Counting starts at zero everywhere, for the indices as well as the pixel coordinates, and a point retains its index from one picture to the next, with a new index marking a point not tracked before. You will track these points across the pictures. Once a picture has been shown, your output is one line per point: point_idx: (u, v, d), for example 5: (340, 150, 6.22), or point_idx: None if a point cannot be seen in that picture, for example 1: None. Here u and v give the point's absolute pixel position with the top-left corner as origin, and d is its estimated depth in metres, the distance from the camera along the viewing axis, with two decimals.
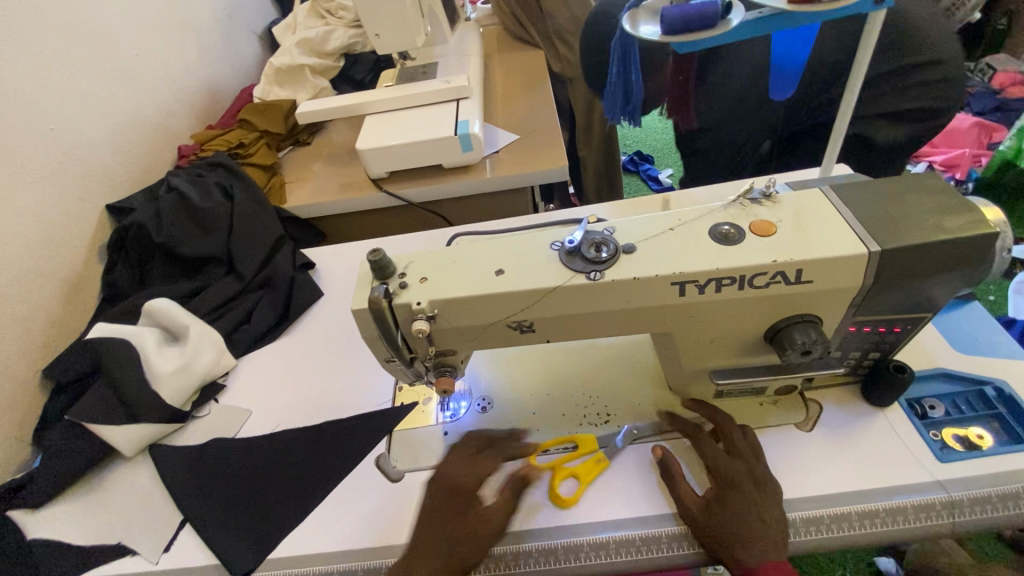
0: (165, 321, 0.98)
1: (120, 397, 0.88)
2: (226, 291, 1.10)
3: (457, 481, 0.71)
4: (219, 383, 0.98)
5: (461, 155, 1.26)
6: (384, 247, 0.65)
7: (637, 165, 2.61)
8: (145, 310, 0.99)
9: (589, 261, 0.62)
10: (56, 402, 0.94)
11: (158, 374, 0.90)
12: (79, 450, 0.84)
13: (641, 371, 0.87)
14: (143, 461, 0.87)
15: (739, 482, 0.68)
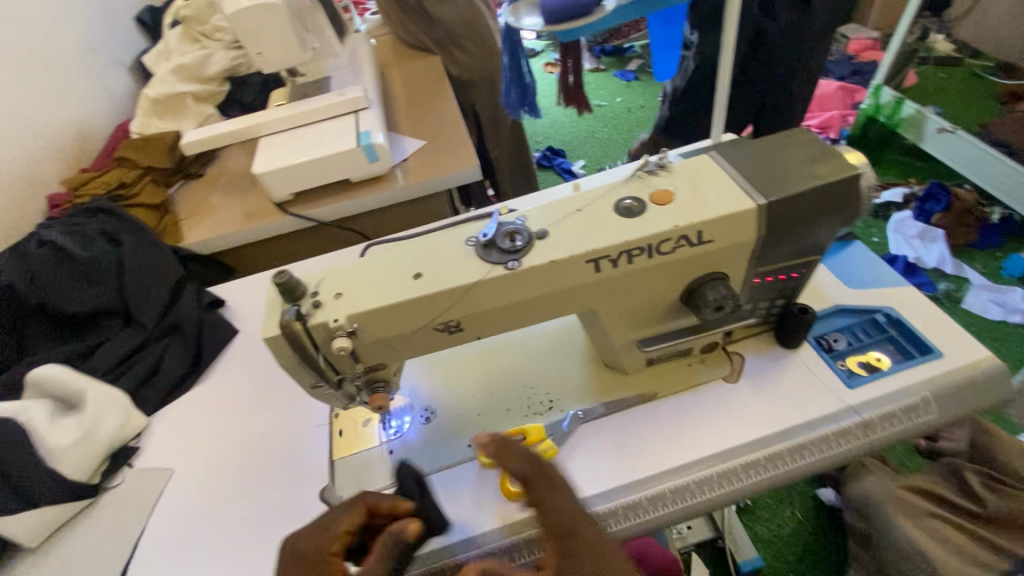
0: (55, 389, 0.88)
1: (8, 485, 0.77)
2: (128, 344, 1.00)
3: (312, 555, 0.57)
4: (131, 446, 0.89)
5: (368, 167, 1.22)
6: (290, 267, 0.62)
7: (550, 159, 2.66)
8: (29, 381, 0.88)
9: (505, 251, 0.63)
10: None
11: (53, 449, 0.80)
12: None
13: (576, 353, 0.88)
14: (52, 548, 0.78)
15: (575, 527, 0.57)
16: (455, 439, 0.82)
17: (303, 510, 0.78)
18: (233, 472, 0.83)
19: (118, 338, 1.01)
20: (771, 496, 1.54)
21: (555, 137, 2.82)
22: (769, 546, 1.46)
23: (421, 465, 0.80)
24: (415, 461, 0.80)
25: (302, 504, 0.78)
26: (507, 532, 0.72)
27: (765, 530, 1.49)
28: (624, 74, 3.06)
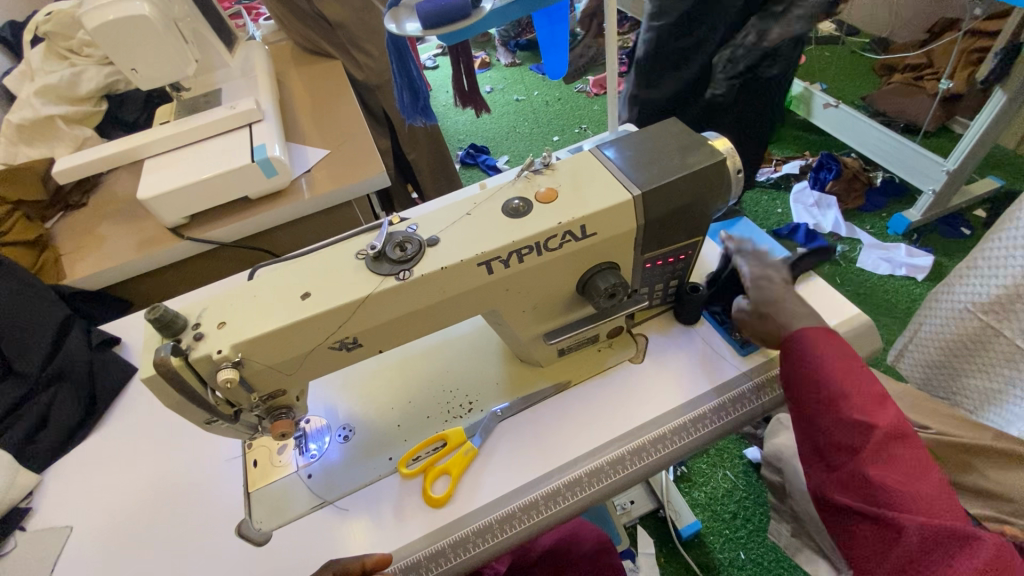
0: None
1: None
2: (10, 398, 0.91)
3: None
4: (22, 507, 0.80)
5: (267, 182, 1.18)
6: (165, 301, 0.58)
7: (474, 157, 2.66)
8: None
9: (395, 262, 0.62)
10: None
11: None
12: None
13: (491, 351, 0.89)
14: None
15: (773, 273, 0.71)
16: (376, 453, 0.81)
17: (220, 550, 0.74)
18: (142, 519, 0.78)
19: None
20: (705, 462, 1.63)
21: (477, 134, 2.83)
22: (706, 509, 1.55)
23: (343, 485, 0.78)
24: (336, 481, 0.79)
25: (218, 545, 0.75)
26: (431, 539, 0.72)
27: (701, 494, 1.58)
28: (539, 67, 3.09)
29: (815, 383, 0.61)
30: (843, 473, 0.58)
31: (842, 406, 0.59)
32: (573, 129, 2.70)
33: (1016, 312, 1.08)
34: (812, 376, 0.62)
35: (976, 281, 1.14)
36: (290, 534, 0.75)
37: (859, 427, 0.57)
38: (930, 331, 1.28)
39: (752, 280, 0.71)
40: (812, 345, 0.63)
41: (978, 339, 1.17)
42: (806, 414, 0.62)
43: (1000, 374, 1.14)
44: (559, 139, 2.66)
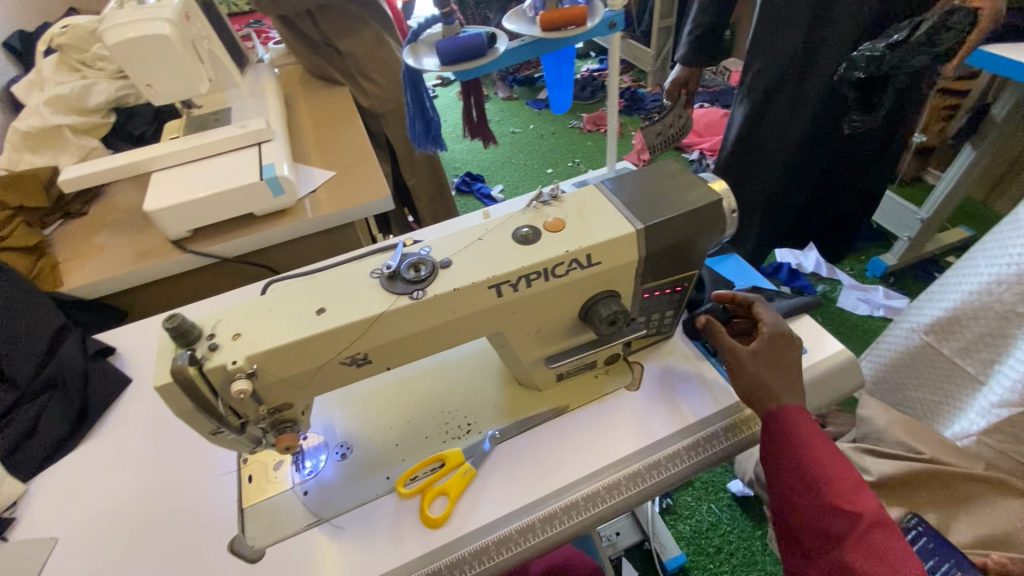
0: None
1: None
2: None
3: None
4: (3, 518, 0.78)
5: (273, 200, 1.20)
6: (182, 310, 0.60)
7: (469, 185, 2.72)
8: None
9: (409, 282, 0.64)
10: None
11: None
12: None
13: (490, 375, 0.91)
14: None
15: (790, 336, 0.75)
16: (374, 472, 0.81)
17: (209, 569, 0.73)
18: (130, 534, 0.77)
19: None
20: (690, 495, 1.64)
21: (473, 163, 2.90)
22: (691, 542, 1.55)
23: (339, 503, 0.78)
24: (331, 499, 0.79)
25: (208, 563, 0.74)
26: (428, 560, 0.72)
27: (686, 527, 1.58)
28: (534, 102, 3.19)
29: (799, 468, 0.67)
30: (829, 559, 0.64)
31: (825, 496, 0.65)
32: (566, 163, 2.79)
33: (963, 331, 1.13)
34: (795, 462, 0.67)
35: (926, 308, 1.22)
36: (284, 552, 0.74)
37: (842, 516, 0.63)
38: (880, 353, 1.33)
39: (773, 330, 0.74)
40: (790, 427, 0.68)
41: (920, 356, 1.22)
42: (790, 499, 0.67)
43: (946, 389, 1.17)
44: (553, 173, 2.74)
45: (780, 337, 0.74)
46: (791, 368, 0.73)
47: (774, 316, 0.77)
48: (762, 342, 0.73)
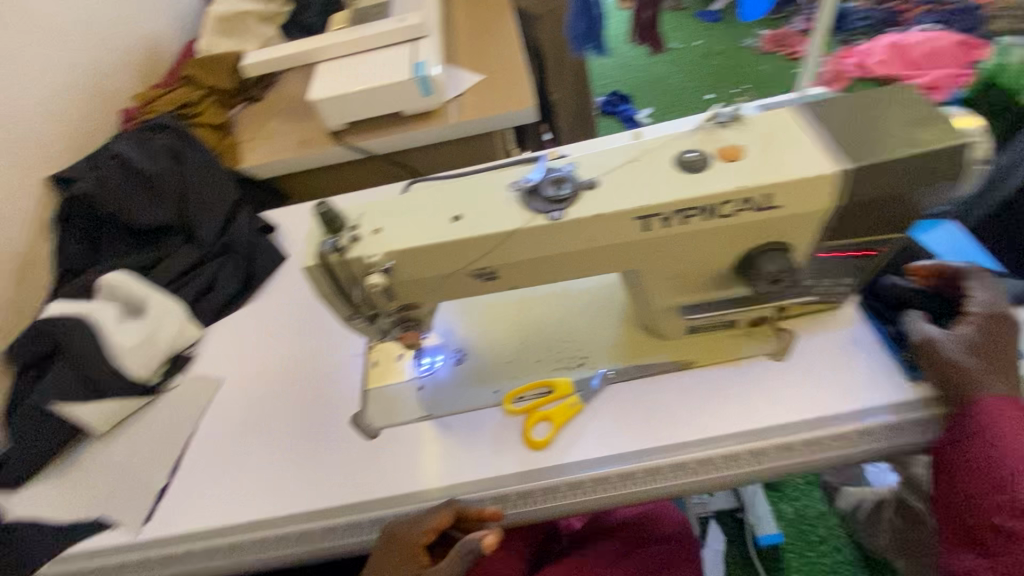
0: (125, 296, 0.94)
1: (82, 379, 0.84)
2: (187, 260, 1.05)
3: (393, 555, 0.66)
4: (186, 354, 0.94)
5: (421, 100, 1.19)
6: (331, 199, 0.62)
7: (614, 106, 2.50)
8: (103, 285, 0.95)
9: (549, 200, 0.59)
10: (28, 382, 0.92)
11: (121, 348, 0.86)
12: (48, 430, 0.82)
13: (613, 312, 0.85)
14: (117, 436, 0.85)
15: (1008, 315, 0.65)
16: (485, 383, 0.82)
17: (332, 435, 0.81)
18: (275, 391, 0.87)
19: (179, 253, 1.05)
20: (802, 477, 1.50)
21: (621, 81, 2.64)
22: (792, 525, 1.44)
23: (449, 404, 0.81)
24: (442, 399, 0.82)
25: (331, 431, 0.81)
26: (522, 479, 0.72)
27: (789, 509, 1.46)
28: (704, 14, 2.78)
29: (989, 463, 0.58)
30: (1009, 558, 0.55)
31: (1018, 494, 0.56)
32: (729, 90, 2.44)
33: None
34: (992, 456, 0.58)
35: None
36: (395, 436, 0.79)
37: None
38: None
39: (986, 310, 0.66)
40: (989, 420, 0.60)
41: None
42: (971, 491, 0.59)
43: None
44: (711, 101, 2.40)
45: (997, 318, 0.65)
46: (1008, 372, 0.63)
47: (990, 292, 0.67)
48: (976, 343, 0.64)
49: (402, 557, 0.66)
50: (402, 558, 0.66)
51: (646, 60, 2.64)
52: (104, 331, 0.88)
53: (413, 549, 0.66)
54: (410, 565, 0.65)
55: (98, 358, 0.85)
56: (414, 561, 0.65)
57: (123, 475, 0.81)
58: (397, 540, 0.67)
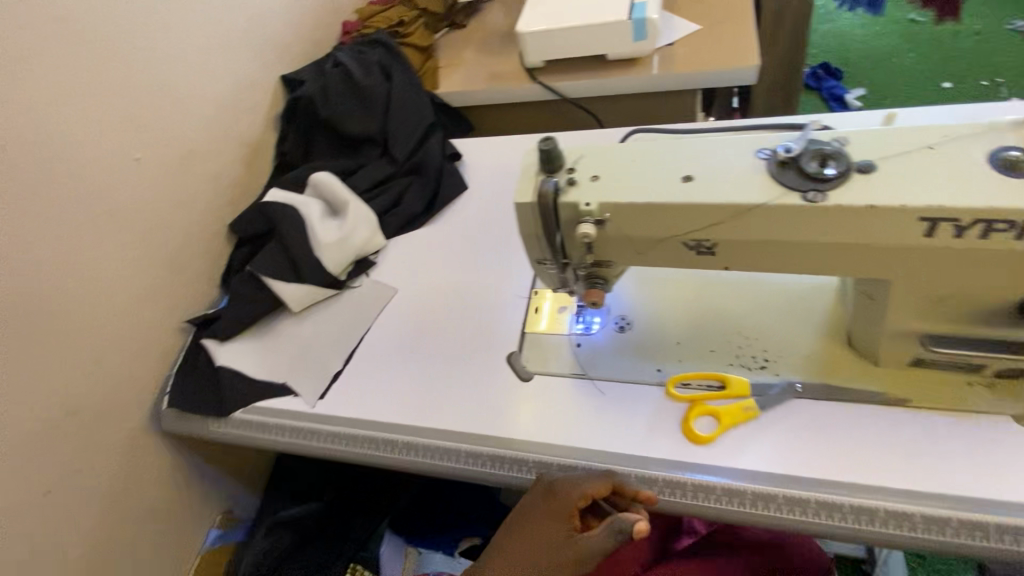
0: (327, 195, 1.03)
1: (290, 263, 0.96)
2: (378, 172, 1.10)
3: (547, 505, 0.67)
4: (369, 259, 1.02)
5: (630, 45, 1.13)
6: (556, 136, 0.59)
7: (819, 80, 2.10)
8: (311, 182, 1.04)
9: (807, 176, 0.51)
10: (240, 253, 1.05)
11: (321, 242, 0.96)
12: (256, 298, 0.94)
13: (812, 318, 0.75)
14: (304, 318, 0.95)
15: None
16: (647, 359, 0.77)
17: (487, 368, 0.82)
18: (441, 313, 0.91)
19: (373, 165, 1.11)
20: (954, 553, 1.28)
21: (834, 50, 2.22)
22: None
23: (606, 369, 0.78)
24: (600, 363, 0.79)
25: (487, 364, 0.83)
26: (674, 467, 0.68)
27: None
28: None
29: None
30: None
31: None
32: (976, 80, 1.98)
33: None
34: None
35: None
36: (547, 386, 0.79)
37: None
38: None
39: None
40: None
41: None
42: None
43: None
44: (949, 89, 1.97)
45: None
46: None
47: None
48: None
49: (553, 513, 0.66)
50: (554, 513, 0.66)
51: (870, 32, 2.22)
52: (312, 224, 0.98)
53: (569, 511, 0.65)
54: (562, 524, 0.65)
55: (306, 249, 0.95)
56: (565, 523, 0.65)
57: (306, 355, 0.90)
58: (552, 497, 0.67)
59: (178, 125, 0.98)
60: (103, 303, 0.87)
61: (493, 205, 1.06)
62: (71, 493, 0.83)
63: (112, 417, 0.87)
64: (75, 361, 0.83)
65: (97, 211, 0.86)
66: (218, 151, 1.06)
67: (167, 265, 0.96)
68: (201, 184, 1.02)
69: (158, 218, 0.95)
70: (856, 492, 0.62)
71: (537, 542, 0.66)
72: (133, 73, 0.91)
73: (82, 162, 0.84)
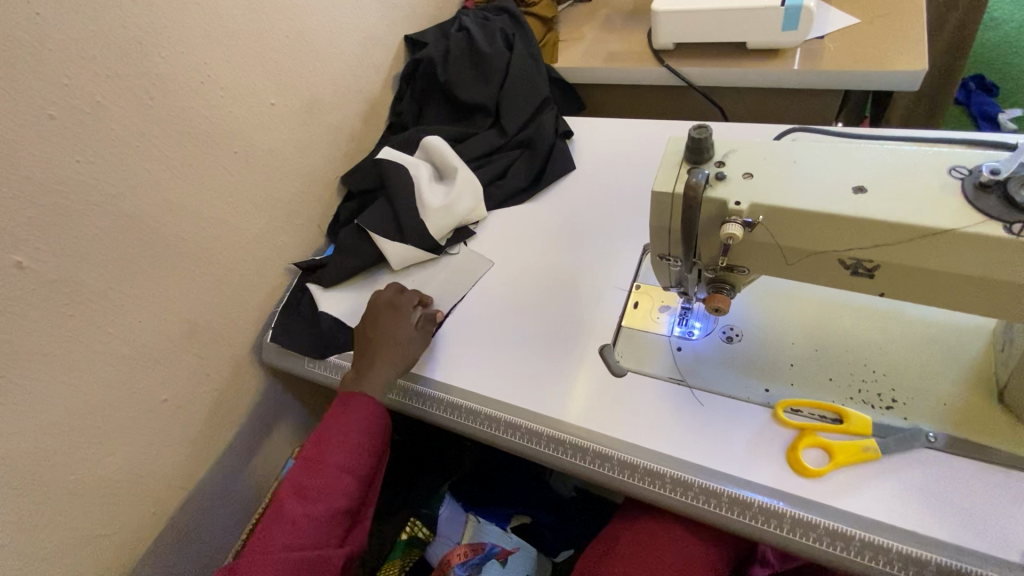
0: (437, 160, 1.04)
1: (396, 221, 0.98)
2: (489, 142, 1.09)
3: (395, 301, 0.86)
4: (469, 230, 1.02)
5: (777, 35, 1.04)
6: (711, 126, 0.55)
7: (969, 94, 1.85)
8: (423, 145, 1.06)
9: (1015, 204, 0.44)
10: (348, 208, 1.08)
11: (428, 203, 0.98)
12: (360, 251, 0.97)
13: (956, 364, 0.67)
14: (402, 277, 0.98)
15: None
16: (753, 375, 0.72)
17: (579, 356, 0.80)
18: (537, 293, 0.90)
19: (484, 134, 1.10)
20: None
21: (993, 63, 1.94)
22: None
23: (707, 379, 0.74)
24: (702, 372, 0.74)
25: (579, 352, 0.81)
26: (774, 496, 0.63)
27: None
28: None
29: None
30: None
31: None
32: None
33: None
34: None
35: None
36: (639, 385, 0.76)
37: None
38: None
39: None
40: None
41: None
42: None
43: None
44: None
45: None
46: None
47: None
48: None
49: (401, 317, 0.85)
50: (397, 313, 0.85)
51: None
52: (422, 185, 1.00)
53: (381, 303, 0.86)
54: (399, 316, 0.85)
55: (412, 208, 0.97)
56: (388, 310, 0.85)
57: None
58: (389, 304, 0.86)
59: (311, 73, 1.01)
60: (228, 236, 0.92)
61: (602, 191, 1.03)
62: (182, 408, 0.89)
63: (221, 341, 0.94)
64: (200, 286, 0.89)
65: (234, 147, 0.90)
66: (340, 104, 1.09)
67: (284, 206, 1.02)
68: (322, 134, 1.06)
69: (281, 162, 0.99)
70: (992, 566, 0.54)
71: (391, 339, 0.82)
72: (280, 18, 0.94)
73: (228, 98, 0.88)
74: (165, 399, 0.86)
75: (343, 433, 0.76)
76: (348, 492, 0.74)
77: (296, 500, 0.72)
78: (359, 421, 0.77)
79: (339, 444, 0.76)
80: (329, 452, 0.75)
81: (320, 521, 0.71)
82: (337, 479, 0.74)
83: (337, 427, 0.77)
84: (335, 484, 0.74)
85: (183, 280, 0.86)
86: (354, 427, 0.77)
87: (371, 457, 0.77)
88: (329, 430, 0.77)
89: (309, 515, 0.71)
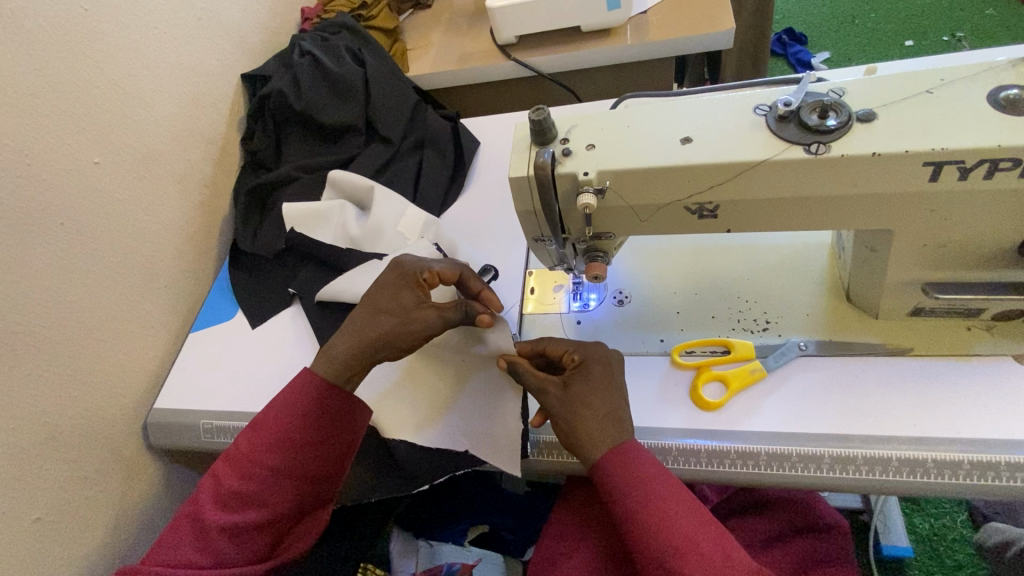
0: (351, 191, 1.00)
1: (311, 261, 0.95)
2: (377, 155, 1.07)
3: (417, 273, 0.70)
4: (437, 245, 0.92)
5: (605, 15, 1.11)
6: (546, 106, 0.56)
7: (785, 46, 2.09)
8: (329, 181, 1.01)
9: (809, 129, 0.50)
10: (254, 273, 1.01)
11: (352, 238, 0.95)
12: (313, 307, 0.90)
13: (811, 276, 0.76)
14: None
15: None
16: (648, 329, 0.76)
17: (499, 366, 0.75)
18: None
19: (367, 150, 1.07)
20: (923, 521, 1.20)
21: (798, 17, 2.21)
22: (924, 543, 1.18)
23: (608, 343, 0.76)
24: (602, 338, 0.77)
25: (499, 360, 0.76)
26: (689, 435, 0.67)
27: (925, 524, 1.20)
28: None
29: None
30: None
31: None
32: (939, 36, 2.00)
33: None
34: None
35: None
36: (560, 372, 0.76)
37: None
38: None
39: None
40: None
41: None
42: None
43: None
44: (914, 46, 1.99)
45: None
46: (618, 393, 0.65)
47: None
48: (578, 361, 0.67)
49: (408, 286, 0.69)
50: (401, 283, 0.70)
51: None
52: (336, 228, 0.97)
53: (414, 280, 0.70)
54: (414, 292, 0.69)
55: (324, 244, 0.93)
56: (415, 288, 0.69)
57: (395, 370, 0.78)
58: (399, 269, 0.71)
59: (138, 122, 0.92)
60: (75, 319, 0.81)
61: (490, 180, 1.05)
62: (61, 521, 0.77)
63: (93, 433, 0.82)
64: (50, 380, 0.77)
65: (59, 218, 0.79)
66: (183, 150, 1.00)
67: (139, 270, 0.92)
68: (166, 185, 0.97)
69: (125, 223, 0.89)
70: (868, 442, 0.62)
71: (386, 313, 0.68)
72: (86, 68, 0.84)
73: (38, 166, 0.77)
74: (37, 518, 0.74)
75: (279, 423, 0.67)
76: (276, 499, 0.67)
77: (220, 504, 0.66)
78: (294, 421, 0.67)
79: (272, 440, 0.67)
80: (259, 449, 0.66)
81: (240, 529, 0.66)
82: (264, 486, 0.66)
83: (274, 415, 0.68)
84: (259, 487, 0.66)
85: (27, 379, 0.74)
86: (287, 425, 0.67)
87: (311, 459, 0.67)
88: (266, 419, 0.68)
89: (226, 524, 0.65)
